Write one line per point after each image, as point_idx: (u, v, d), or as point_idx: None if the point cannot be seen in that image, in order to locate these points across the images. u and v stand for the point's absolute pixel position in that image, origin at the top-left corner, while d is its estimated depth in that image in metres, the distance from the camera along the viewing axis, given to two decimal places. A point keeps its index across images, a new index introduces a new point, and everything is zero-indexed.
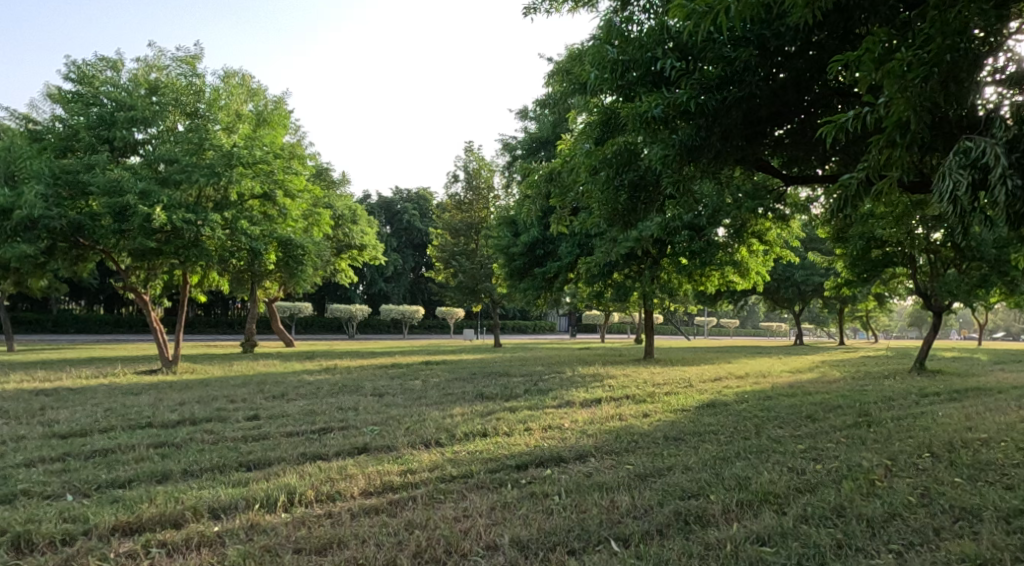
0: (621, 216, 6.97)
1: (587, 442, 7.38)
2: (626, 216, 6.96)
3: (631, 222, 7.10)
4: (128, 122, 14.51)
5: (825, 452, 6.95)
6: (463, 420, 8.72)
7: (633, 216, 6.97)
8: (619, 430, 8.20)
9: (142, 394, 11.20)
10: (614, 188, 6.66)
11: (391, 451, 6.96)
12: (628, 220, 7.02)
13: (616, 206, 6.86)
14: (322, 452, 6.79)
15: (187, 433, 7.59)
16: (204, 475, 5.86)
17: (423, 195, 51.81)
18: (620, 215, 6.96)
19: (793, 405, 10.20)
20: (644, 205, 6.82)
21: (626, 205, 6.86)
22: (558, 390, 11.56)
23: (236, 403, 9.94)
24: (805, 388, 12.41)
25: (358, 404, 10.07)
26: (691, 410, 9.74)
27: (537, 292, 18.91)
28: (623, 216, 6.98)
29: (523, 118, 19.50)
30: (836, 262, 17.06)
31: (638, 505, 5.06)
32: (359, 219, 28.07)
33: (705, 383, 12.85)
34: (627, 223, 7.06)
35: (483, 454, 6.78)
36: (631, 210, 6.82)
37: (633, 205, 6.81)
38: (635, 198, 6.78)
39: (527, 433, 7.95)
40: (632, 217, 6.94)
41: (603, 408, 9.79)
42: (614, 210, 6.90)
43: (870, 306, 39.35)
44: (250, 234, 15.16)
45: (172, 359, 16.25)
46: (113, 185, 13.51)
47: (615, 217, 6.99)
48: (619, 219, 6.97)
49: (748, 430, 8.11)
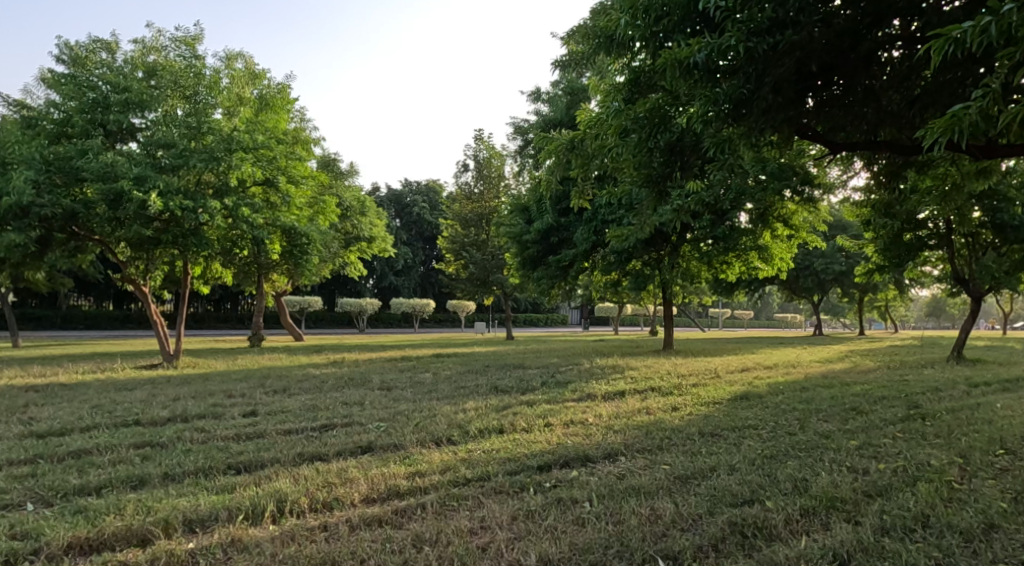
0: (655, 185, 6.23)
1: (616, 440, 6.67)
2: (660, 185, 6.22)
3: (665, 192, 6.36)
4: (123, 106, 13.77)
5: (886, 449, 6.21)
6: (477, 414, 8.02)
7: (667, 184, 6.23)
8: (648, 425, 7.47)
9: (138, 389, 10.57)
10: (647, 152, 5.92)
11: (397, 451, 6.27)
12: (662, 190, 6.28)
13: (649, 173, 6.13)
14: (320, 452, 6.10)
15: (175, 432, 6.92)
16: (185, 480, 5.20)
17: (433, 187, 51.13)
18: (653, 184, 6.23)
19: (833, 397, 9.44)
20: (681, 172, 6.08)
21: (660, 172, 6.12)
22: (578, 382, 10.85)
23: (233, 399, 9.27)
24: (841, 378, 11.66)
25: (364, 398, 9.38)
26: (723, 403, 9.00)
27: (551, 281, 18.19)
28: (657, 185, 6.22)
29: (535, 101, 18.78)
30: (866, 246, 16.27)
31: (685, 513, 4.38)
32: (368, 210, 27.41)
33: (734, 375, 12.07)
34: (661, 194, 6.32)
35: (500, 454, 6.08)
36: (667, 179, 6.08)
37: (668, 171, 6.07)
38: (671, 164, 6.04)
39: (548, 429, 7.24)
40: (667, 186, 6.20)
41: (627, 401, 9.06)
42: (646, 178, 6.17)
43: (889, 295, 38.43)
44: (252, 222, 14.34)
45: (173, 354, 15.61)
46: (106, 171, 12.81)
47: (647, 185, 6.26)
48: (652, 188, 6.22)
49: (793, 425, 7.36)
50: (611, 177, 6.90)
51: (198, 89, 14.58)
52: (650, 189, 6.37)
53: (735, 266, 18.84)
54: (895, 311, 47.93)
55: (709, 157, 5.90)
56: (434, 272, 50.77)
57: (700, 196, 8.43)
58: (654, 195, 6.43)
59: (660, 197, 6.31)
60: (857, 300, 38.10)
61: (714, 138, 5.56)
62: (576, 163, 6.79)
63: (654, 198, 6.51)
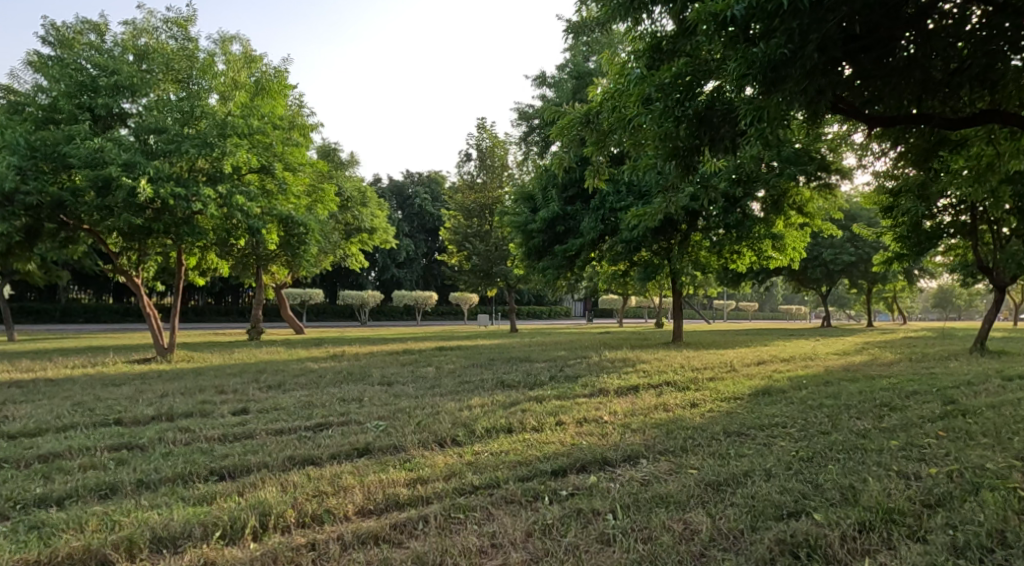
0: (681, 161, 5.68)
1: (635, 441, 6.12)
2: (687, 163, 5.67)
3: (693, 170, 5.81)
4: (113, 89, 13.20)
5: (932, 450, 5.67)
6: (483, 412, 7.49)
7: (695, 162, 5.68)
8: (667, 423, 6.93)
9: (126, 384, 10.06)
10: (673, 125, 5.38)
11: (397, 453, 5.74)
12: (688, 169, 5.74)
13: (674, 147, 5.57)
14: (312, 455, 5.57)
15: (157, 433, 6.38)
16: (159, 489, 4.68)
17: (434, 179, 50.56)
18: (678, 160, 5.68)
19: (861, 391, 8.90)
20: (712, 146, 5.51)
21: (686, 146, 5.57)
22: (587, 376, 10.33)
23: (224, 396, 8.75)
24: (864, 371, 11.14)
25: (363, 395, 8.85)
26: (744, 399, 8.46)
27: (557, 272, 17.49)
28: (683, 162, 5.67)
29: (540, 86, 18.20)
30: (884, 234, 15.71)
31: (723, 528, 3.93)
32: (369, 202, 26.88)
33: (751, 368, 11.53)
34: (689, 171, 5.77)
35: (510, 456, 5.55)
36: (695, 155, 5.53)
37: (697, 146, 5.52)
38: (700, 138, 5.49)
39: (560, 428, 6.71)
40: (696, 163, 5.65)
41: (642, 397, 8.53)
42: (671, 152, 5.61)
43: (897, 286, 37.75)
44: (247, 211, 13.76)
45: (167, 347, 15.09)
46: (94, 157, 12.23)
47: (673, 159, 5.70)
48: (678, 165, 5.68)
49: (825, 423, 6.82)
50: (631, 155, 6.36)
51: (190, 71, 14.02)
52: (674, 166, 5.83)
53: (746, 256, 18.27)
54: (903, 303, 47.31)
55: (744, 130, 5.35)
56: (437, 265, 50.24)
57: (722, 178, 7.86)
58: (679, 173, 5.89)
59: (687, 174, 5.76)
60: (865, 292, 37.43)
61: (747, 109, 5.01)
62: (591, 140, 6.23)
63: (678, 177, 5.97)
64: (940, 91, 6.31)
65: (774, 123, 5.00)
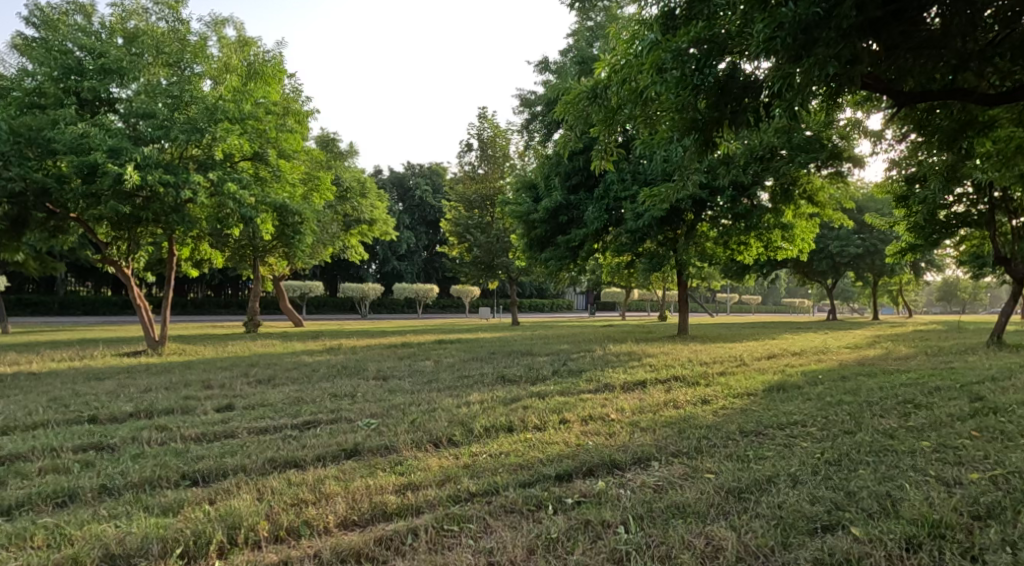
0: (699, 135, 5.26)
1: (646, 440, 5.69)
2: (706, 136, 5.25)
3: (712, 147, 5.39)
4: (101, 73, 12.72)
5: (968, 451, 5.22)
6: (482, 409, 7.05)
7: (716, 136, 5.26)
8: (678, 421, 6.49)
9: (110, 378, 9.64)
10: (693, 89, 5.01)
11: (388, 454, 5.30)
12: (707, 144, 5.32)
13: (691, 116, 5.14)
14: (296, 457, 5.14)
15: (131, 432, 5.95)
16: (122, 495, 4.26)
17: (436, 170, 50.00)
18: (695, 133, 5.26)
19: (882, 387, 8.46)
20: (734, 118, 5.08)
21: (705, 116, 5.14)
22: (592, 371, 9.89)
23: (210, 391, 8.32)
24: (879, 366, 10.70)
25: (356, 390, 8.42)
26: (758, 395, 8.00)
27: (560, 263, 17.03)
28: (700, 134, 5.24)
29: (542, 71, 17.68)
30: (897, 223, 15.23)
31: (751, 545, 3.56)
32: (369, 192, 26.42)
33: (762, 362, 11.07)
34: (708, 147, 5.35)
35: (511, 458, 5.11)
36: (715, 126, 5.10)
37: (718, 117, 5.09)
38: (721, 107, 5.07)
39: (564, 427, 6.27)
40: (715, 137, 5.22)
41: (650, 393, 8.09)
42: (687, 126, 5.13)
43: (904, 279, 37.20)
44: (240, 199, 13.28)
45: (159, 339, 14.66)
46: (78, 143, 11.72)
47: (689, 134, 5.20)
48: (695, 139, 5.25)
49: (847, 422, 6.37)
50: (644, 131, 5.93)
51: (183, 57, 13.65)
52: (692, 141, 5.40)
53: (754, 248, 17.79)
54: (909, 297, 46.71)
55: (769, 100, 4.91)
56: (438, 257, 49.75)
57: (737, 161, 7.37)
58: (696, 150, 5.46)
59: (704, 150, 5.34)
60: (871, 286, 36.86)
61: (773, 75, 4.57)
62: (601, 116, 5.81)
63: (694, 154, 5.55)
64: (978, 64, 5.83)
65: (804, 93, 4.56)
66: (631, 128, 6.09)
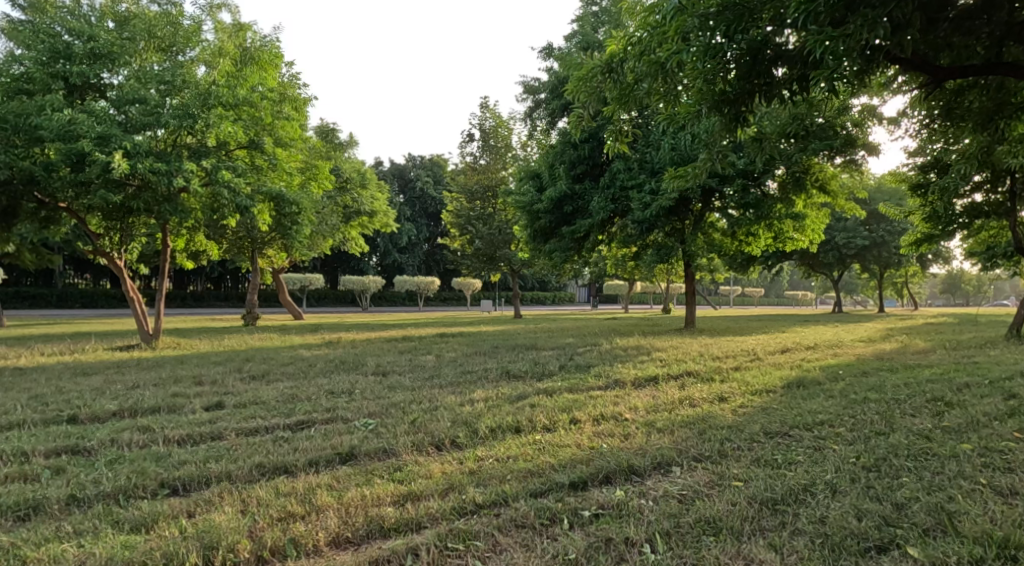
0: (728, 109, 5.06)
1: (665, 443, 5.31)
2: (734, 110, 5.06)
3: (742, 121, 5.19)
4: (90, 58, 12.25)
5: (1016, 455, 4.81)
6: (487, 407, 6.64)
7: (747, 110, 5.07)
8: (697, 421, 6.07)
9: (98, 374, 9.24)
10: (723, 57, 4.78)
11: (387, 459, 4.89)
12: (736, 119, 5.13)
13: (722, 86, 4.99)
14: (286, 462, 4.74)
15: (112, 433, 5.55)
16: (91, 508, 3.89)
17: (436, 162, 49.50)
18: (722, 108, 5.08)
19: (907, 383, 8.04)
20: (768, 90, 4.92)
21: (734, 89, 5.00)
22: (601, 365, 9.47)
23: (201, 387, 7.91)
24: (900, 360, 10.27)
25: (354, 387, 8.01)
26: (778, 393, 7.58)
27: (565, 255, 16.61)
28: (728, 108, 5.07)
29: (546, 57, 17.19)
30: (913, 213, 14.77)
31: None
32: (370, 183, 26.00)
33: (778, 357, 10.65)
34: (736, 122, 5.16)
35: (520, 463, 4.71)
36: (747, 97, 4.95)
37: (749, 89, 4.93)
38: (752, 79, 4.87)
39: (575, 427, 5.86)
40: (745, 111, 5.02)
41: (663, 390, 7.68)
42: None
43: (911, 271, 36.81)
44: (235, 188, 12.83)
45: (154, 333, 14.26)
46: (66, 130, 11.24)
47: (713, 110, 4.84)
48: (721, 113, 5.07)
49: (879, 422, 5.95)
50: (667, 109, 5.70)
51: (176, 42, 13.23)
52: (719, 116, 5.20)
53: (763, 239, 17.35)
54: (915, 290, 46.27)
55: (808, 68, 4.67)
56: (439, 249, 49.30)
57: (758, 144, 6.95)
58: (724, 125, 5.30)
59: (733, 125, 5.15)
60: (877, 279, 36.45)
61: (812, 39, 4.30)
62: (619, 96, 5.53)
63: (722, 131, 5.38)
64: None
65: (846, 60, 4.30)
66: (647, 105, 5.67)
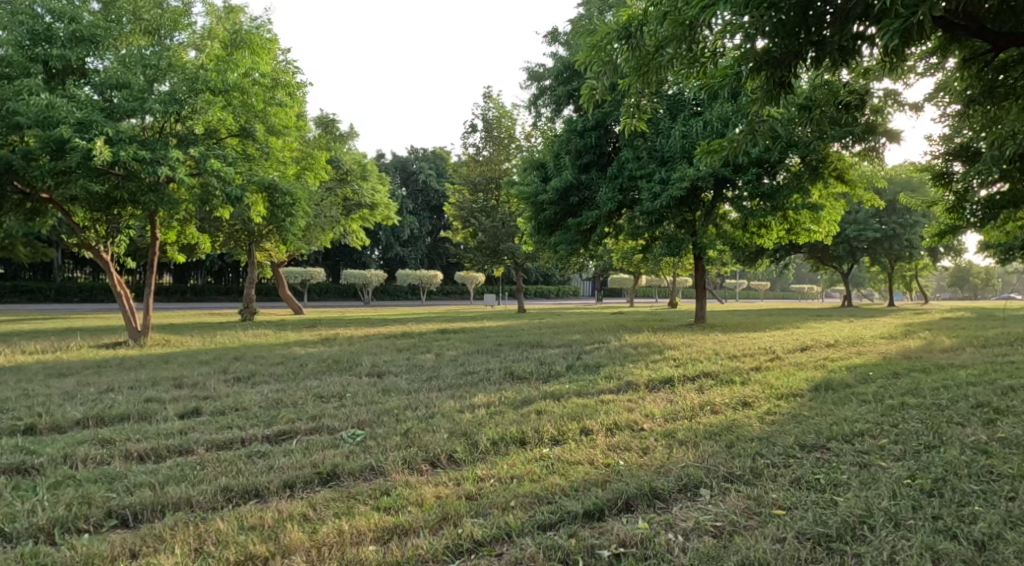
0: (771, 72, 4.75)
1: (689, 458, 4.69)
2: (780, 72, 4.74)
3: (786, 87, 4.90)
4: (73, 41, 11.60)
5: None
6: (489, 415, 6.03)
7: (791, 74, 4.76)
8: (722, 433, 5.44)
9: (74, 375, 8.63)
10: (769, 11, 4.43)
11: (374, 480, 4.30)
12: (777, 85, 4.83)
13: (765, 48, 4.63)
14: (258, 483, 4.14)
15: (67, 447, 4.97)
16: (20, 550, 3.35)
17: (439, 155, 48.78)
18: (766, 70, 4.77)
19: (945, 385, 7.40)
20: (816, 49, 4.59)
21: (780, 48, 4.64)
22: (612, 365, 8.83)
23: (180, 391, 7.31)
24: (929, 359, 9.63)
25: (345, 390, 7.38)
26: (806, 397, 6.96)
27: (570, 248, 15.98)
28: (769, 69, 4.73)
29: (552, 43, 16.51)
30: (935, 204, 14.10)
31: None
32: (370, 175, 25.36)
33: (798, 355, 10.00)
34: (778, 87, 4.84)
35: (525, 486, 4.12)
36: (794, 57, 4.62)
37: (796, 47, 4.60)
38: (800, 36, 4.56)
39: (587, 439, 5.25)
40: (790, 74, 4.72)
41: (680, 393, 7.06)
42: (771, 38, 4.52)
43: (923, 264, 36.06)
44: (225, 177, 12.16)
45: (142, 329, 13.67)
46: (44, 115, 10.57)
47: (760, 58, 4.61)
48: (764, 77, 4.76)
49: (926, 433, 5.33)
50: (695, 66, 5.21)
51: (164, 24, 12.51)
52: (761, 81, 4.89)
53: (776, 230, 16.69)
54: (926, 283, 45.50)
55: (868, 21, 4.40)
56: (442, 242, 48.63)
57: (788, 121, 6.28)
58: (764, 94, 4.96)
59: (775, 91, 4.83)
60: (888, 274, 35.71)
61: None
62: (637, 68, 5.22)
63: (764, 99, 5.06)
64: None
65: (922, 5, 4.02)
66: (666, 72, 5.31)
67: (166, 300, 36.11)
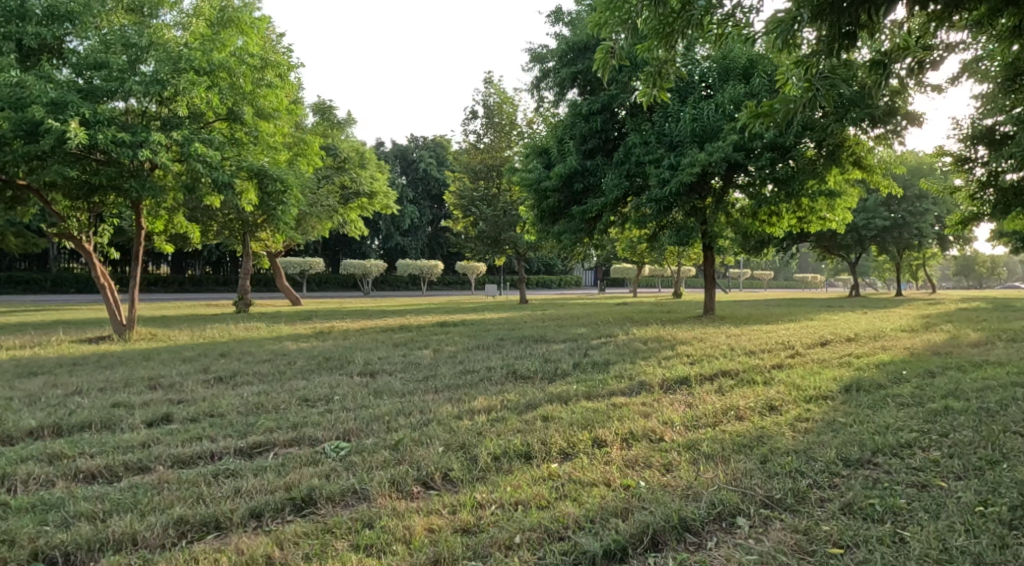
0: (833, 19, 4.85)
1: (720, 480, 4.05)
2: (842, 19, 4.84)
3: (848, 37, 5.00)
4: (51, 18, 10.94)
5: None
6: (491, 423, 5.42)
7: (856, 23, 4.88)
8: (753, 444, 4.83)
9: (44, 374, 8.04)
10: None
11: (355, 507, 3.72)
12: (840, 35, 4.97)
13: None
14: (219, 513, 3.56)
15: (9, 463, 4.37)
16: None
17: (439, 143, 48.00)
18: (827, 18, 4.87)
19: (989, 386, 6.78)
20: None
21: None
22: (622, 363, 8.20)
23: (154, 393, 6.70)
24: (961, 354, 9.01)
25: (334, 392, 6.78)
26: (837, 399, 6.33)
27: (574, 237, 15.34)
28: (831, 16, 4.70)
29: (555, 23, 15.82)
30: (958, 191, 13.43)
31: None
32: (368, 163, 24.69)
33: (820, 351, 9.39)
34: (841, 35, 4.96)
35: (532, 518, 3.56)
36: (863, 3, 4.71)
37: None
38: None
39: (601, 452, 4.65)
40: (854, 21, 4.82)
41: (700, 396, 6.45)
42: None
43: (930, 253, 35.30)
44: (211, 162, 11.51)
45: (127, 323, 13.03)
46: (16, 95, 9.93)
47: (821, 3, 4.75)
48: (825, 25, 4.89)
49: (985, 447, 4.72)
50: (725, 16, 5.02)
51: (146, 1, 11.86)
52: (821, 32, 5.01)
53: (788, 218, 16.04)
54: (934, 272, 44.71)
55: None
56: (443, 232, 47.97)
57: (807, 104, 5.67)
58: (823, 45, 5.05)
59: (837, 39, 4.98)
60: (896, 263, 35.00)
61: None
62: (657, 29, 5.04)
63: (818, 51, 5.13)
64: None
65: None
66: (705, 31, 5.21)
67: (163, 290, 35.52)
